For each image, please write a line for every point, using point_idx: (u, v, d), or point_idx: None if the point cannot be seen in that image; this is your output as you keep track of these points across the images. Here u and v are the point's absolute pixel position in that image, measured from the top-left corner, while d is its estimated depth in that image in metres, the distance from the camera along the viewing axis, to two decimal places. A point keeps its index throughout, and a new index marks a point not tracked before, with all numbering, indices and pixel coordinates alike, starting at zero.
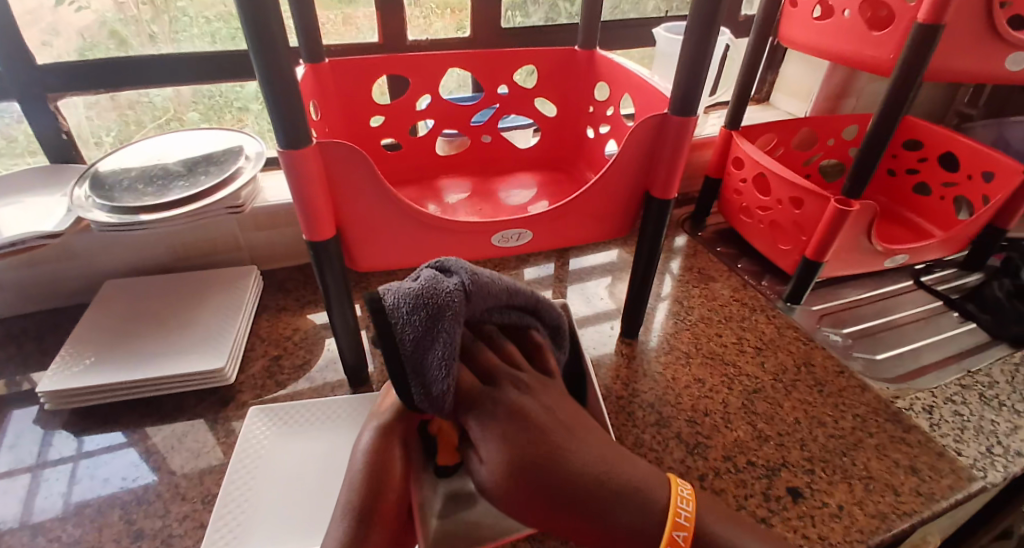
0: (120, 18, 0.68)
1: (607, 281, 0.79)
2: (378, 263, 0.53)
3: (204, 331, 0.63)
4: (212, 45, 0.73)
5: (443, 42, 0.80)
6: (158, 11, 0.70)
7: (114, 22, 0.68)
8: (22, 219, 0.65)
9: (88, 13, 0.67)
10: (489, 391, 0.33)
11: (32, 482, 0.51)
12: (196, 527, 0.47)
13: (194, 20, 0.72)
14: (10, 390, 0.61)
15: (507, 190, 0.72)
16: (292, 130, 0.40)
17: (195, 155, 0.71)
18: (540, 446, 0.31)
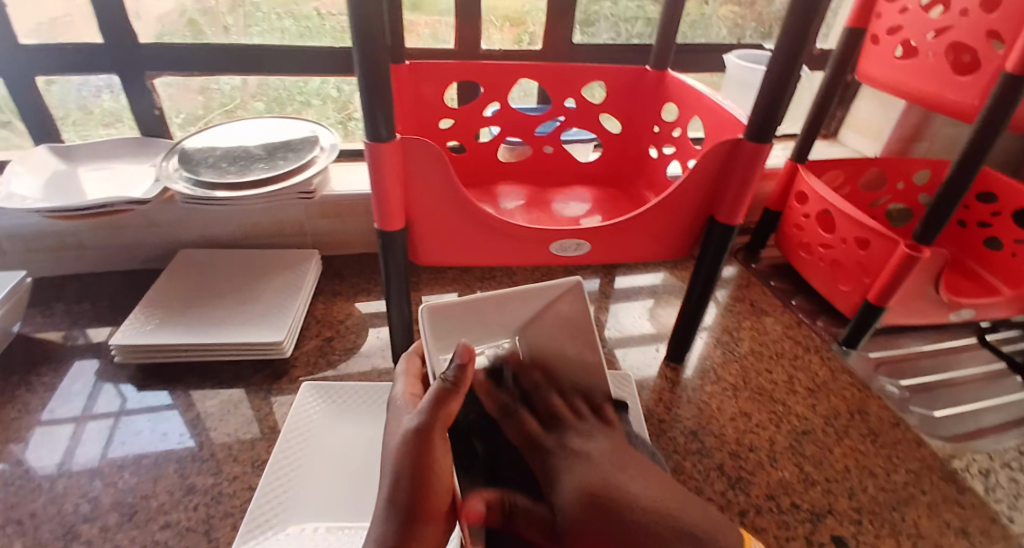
0: (199, 8, 0.73)
1: (650, 303, 0.79)
2: (439, 260, 0.55)
3: (266, 307, 0.66)
4: (281, 41, 0.77)
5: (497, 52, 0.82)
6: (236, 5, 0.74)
7: (193, 13, 0.73)
8: (107, 185, 0.70)
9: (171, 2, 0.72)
10: (551, 436, 0.37)
11: (95, 428, 0.54)
12: (245, 489, 0.49)
13: (267, 17, 0.76)
14: (70, 343, 0.65)
15: (563, 201, 0.73)
16: (379, 124, 0.43)
17: (274, 141, 0.74)
18: (597, 484, 0.33)
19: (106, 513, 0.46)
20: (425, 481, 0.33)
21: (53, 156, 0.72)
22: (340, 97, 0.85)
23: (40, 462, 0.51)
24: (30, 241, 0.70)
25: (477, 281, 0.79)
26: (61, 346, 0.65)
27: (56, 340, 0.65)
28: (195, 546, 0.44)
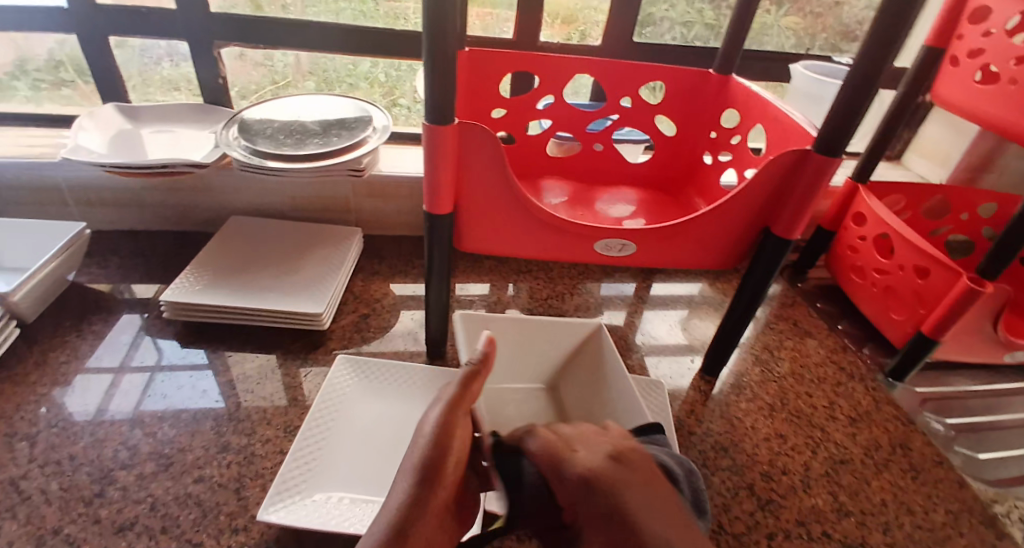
0: None
1: (685, 314, 0.77)
2: (482, 249, 0.55)
3: (308, 280, 0.68)
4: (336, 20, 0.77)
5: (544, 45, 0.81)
6: None
7: None
8: (167, 147, 0.73)
9: None
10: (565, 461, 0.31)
11: (135, 379, 0.56)
12: (276, 452, 0.50)
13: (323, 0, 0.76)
14: (118, 295, 0.67)
15: (609, 201, 0.72)
16: (440, 106, 0.43)
17: (331, 118, 0.75)
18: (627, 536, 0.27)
19: (144, 461, 0.48)
20: (447, 443, 0.33)
21: (120, 114, 0.75)
22: (389, 82, 0.85)
23: (82, 404, 0.53)
24: (94, 194, 0.73)
25: (513, 274, 0.78)
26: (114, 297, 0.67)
27: (108, 290, 0.68)
28: (225, 502, 0.45)
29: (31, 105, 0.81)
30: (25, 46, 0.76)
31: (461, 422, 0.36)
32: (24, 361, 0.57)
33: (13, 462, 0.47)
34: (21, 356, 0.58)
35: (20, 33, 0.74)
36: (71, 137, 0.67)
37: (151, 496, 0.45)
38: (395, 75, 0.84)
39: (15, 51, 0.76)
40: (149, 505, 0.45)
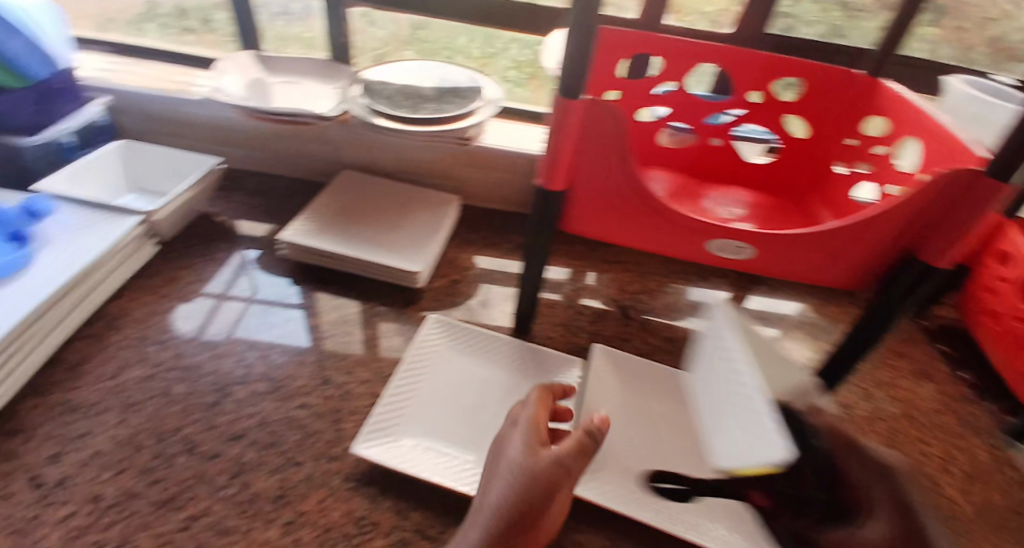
0: None
1: (778, 334, 0.71)
2: (588, 231, 0.53)
3: (408, 240, 0.70)
4: None
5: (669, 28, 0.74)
6: None
7: None
8: (293, 96, 0.77)
9: None
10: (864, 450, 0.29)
11: (233, 308, 0.60)
12: (370, 395, 0.53)
13: None
14: (238, 227, 0.72)
15: (719, 199, 0.69)
16: (575, 79, 0.40)
17: (446, 85, 0.76)
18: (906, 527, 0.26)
19: (255, 381, 0.52)
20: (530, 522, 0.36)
21: (256, 62, 0.80)
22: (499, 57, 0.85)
23: (187, 323, 0.57)
24: (228, 133, 0.80)
25: (606, 262, 0.77)
26: (232, 227, 0.73)
27: (229, 223, 0.73)
28: (323, 430, 0.49)
29: (176, 44, 0.88)
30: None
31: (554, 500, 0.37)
32: (158, 274, 0.63)
33: (144, 363, 0.53)
34: (157, 269, 0.64)
35: None
36: (214, 77, 0.73)
37: (260, 413, 0.49)
38: (489, 52, 0.85)
39: None
40: (258, 420, 0.49)
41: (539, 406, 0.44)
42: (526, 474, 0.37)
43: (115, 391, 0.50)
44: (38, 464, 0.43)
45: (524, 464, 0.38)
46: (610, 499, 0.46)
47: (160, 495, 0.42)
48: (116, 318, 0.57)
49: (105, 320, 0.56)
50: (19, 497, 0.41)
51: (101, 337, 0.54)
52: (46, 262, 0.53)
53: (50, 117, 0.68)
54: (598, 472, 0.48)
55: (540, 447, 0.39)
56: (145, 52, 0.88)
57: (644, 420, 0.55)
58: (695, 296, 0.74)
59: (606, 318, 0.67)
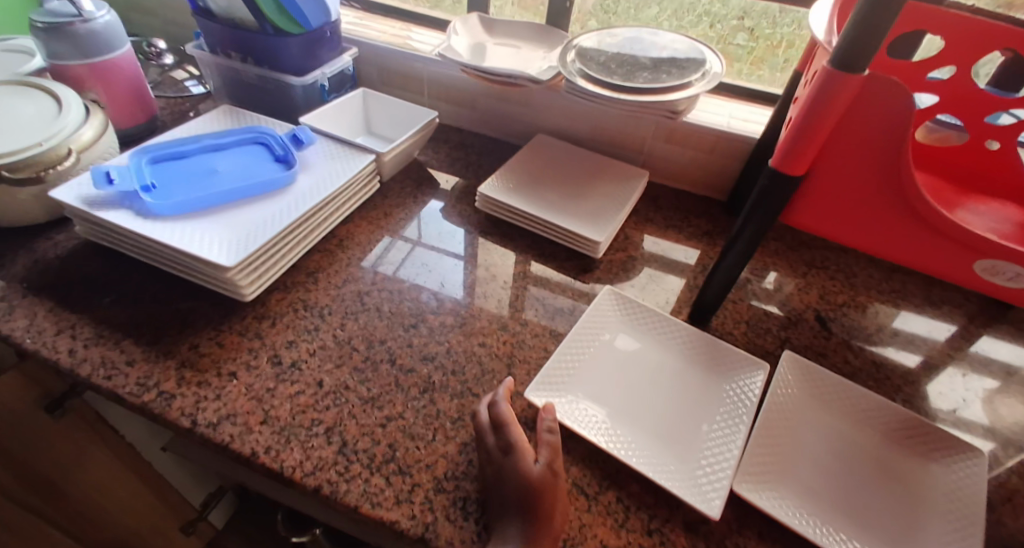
0: None
1: (1005, 387, 0.58)
2: (813, 226, 0.47)
3: (593, 209, 0.70)
4: None
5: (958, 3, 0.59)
6: None
7: None
8: (509, 57, 0.81)
9: None
10: None
11: (403, 247, 0.66)
12: (542, 349, 0.55)
13: None
14: (439, 175, 0.79)
15: (982, 214, 0.55)
16: (858, 49, 0.35)
17: (663, 53, 0.74)
18: None
19: (445, 314, 0.57)
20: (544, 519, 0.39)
21: (480, 23, 0.85)
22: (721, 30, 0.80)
23: (372, 256, 0.64)
24: (443, 88, 0.87)
25: (802, 265, 0.69)
26: (433, 174, 0.80)
27: (433, 171, 0.80)
28: (498, 371, 0.52)
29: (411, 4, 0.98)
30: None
31: (554, 500, 0.41)
32: (377, 208, 0.72)
33: (361, 280, 0.61)
34: (376, 203, 0.73)
35: None
36: (448, 38, 0.79)
37: (448, 342, 0.54)
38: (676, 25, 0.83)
39: None
40: (446, 348, 0.54)
41: (506, 427, 0.43)
42: (543, 490, 0.40)
43: (338, 299, 0.58)
44: (278, 346, 0.52)
45: (535, 483, 0.40)
46: (785, 514, 0.43)
47: (365, 394, 0.49)
48: (343, 239, 0.66)
49: (335, 239, 0.66)
50: (265, 369, 0.50)
51: (332, 253, 0.64)
52: (303, 185, 0.63)
53: (315, 61, 0.79)
54: (774, 482, 0.45)
55: (528, 463, 0.41)
56: (383, 10, 0.99)
57: (832, 445, 0.49)
58: (906, 327, 0.63)
59: (798, 325, 0.61)
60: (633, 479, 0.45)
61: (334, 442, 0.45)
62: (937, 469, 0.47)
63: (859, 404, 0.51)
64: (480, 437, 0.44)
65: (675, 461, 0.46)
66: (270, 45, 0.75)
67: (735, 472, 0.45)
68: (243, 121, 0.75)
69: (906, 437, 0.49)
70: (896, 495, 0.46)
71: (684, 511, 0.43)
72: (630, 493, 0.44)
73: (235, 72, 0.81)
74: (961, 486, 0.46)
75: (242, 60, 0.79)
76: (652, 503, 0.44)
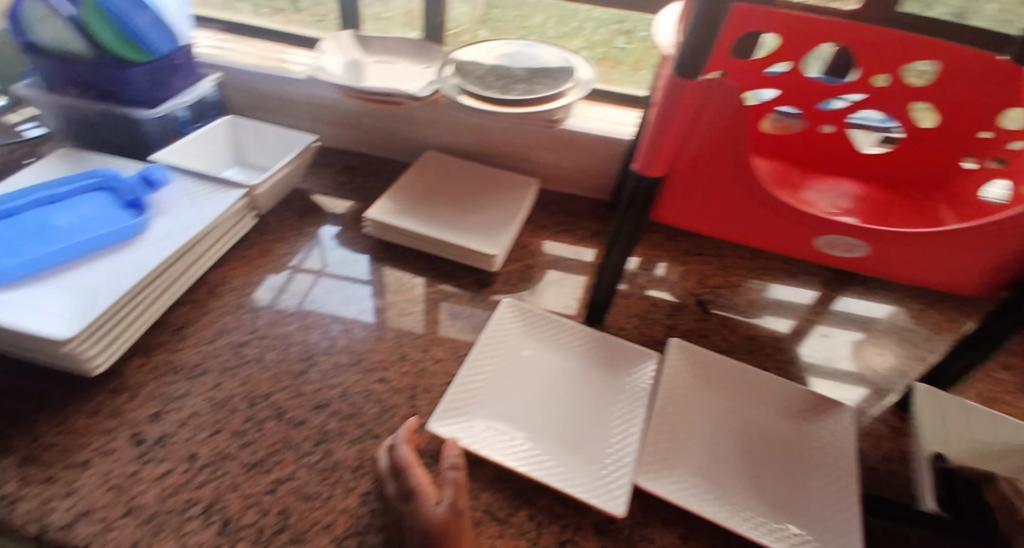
0: None
1: (860, 337, 0.65)
2: (679, 220, 0.50)
3: (483, 223, 0.70)
4: None
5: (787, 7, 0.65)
6: None
7: None
8: (385, 76, 0.78)
9: None
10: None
11: (303, 281, 0.63)
12: (444, 374, 0.54)
13: None
14: (322, 202, 0.75)
15: (822, 193, 0.61)
16: (695, 57, 0.37)
17: (535, 64, 0.75)
18: None
19: (338, 353, 0.54)
20: None
21: (353, 42, 0.82)
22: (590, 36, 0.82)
23: (263, 295, 0.60)
24: (319, 110, 0.83)
25: (683, 254, 0.73)
26: (315, 201, 0.75)
27: (316, 198, 0.76)
28: (399, 405, 0.50)
29: (278, 24, 0.92)
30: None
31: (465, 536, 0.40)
32: (255, 245, 0.67)
33: (240, 329, 0.56)
34: (253, 241, 0.67)
35: None
36: (317, 58, 0.75)
37: (342, 384, 0.52)
38: (562, 31, 0.84)
39: None
40: (341, 391, 0.51)
41: (408, 471, 0.42)
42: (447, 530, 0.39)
43: (211, 355, 0.53)
44: (140, 421, 0.47)
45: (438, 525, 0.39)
46: (686, 499, 0.45)
47: (248, 459, 0.45)
48: (216, 286, 0.61)
49: (205, 287, 0.61)
50: (125, 452, 0.44)
51: (204, 303, 0.59)
52: (161, 232, 0.57)
53: (168, 90, 0.73)
54: (674, 468, 0.47)
55: (429, 505, 0.40)
56: (248, 30, 0.92)
57: (722, 422, 0.52)
58: (776, 299, 0.69)
59: (682, 311, 0.65)
60: (542, 493, 0.45)
61: (215, 521, 0.41)
62: (813, 430, 0.52)
63: (742, 380, 0.55)
64: (379, 485, 0.42)
65: (581, 465, 0.47)
66: (110, 78, 0.67)
67: (638, 465, 0.46)
68: (86, 165, 0.67)
69: (785, 404, 0.54)
70: (779, 459, 0.50)
71: (593, 514, 0.44)
72: (541, 508, 0.44)
73: (74, 110, 0.72)
74: (833, 444, 0.50)
75: (79, 97, 0.70)
76: (562, 513, 0.44)
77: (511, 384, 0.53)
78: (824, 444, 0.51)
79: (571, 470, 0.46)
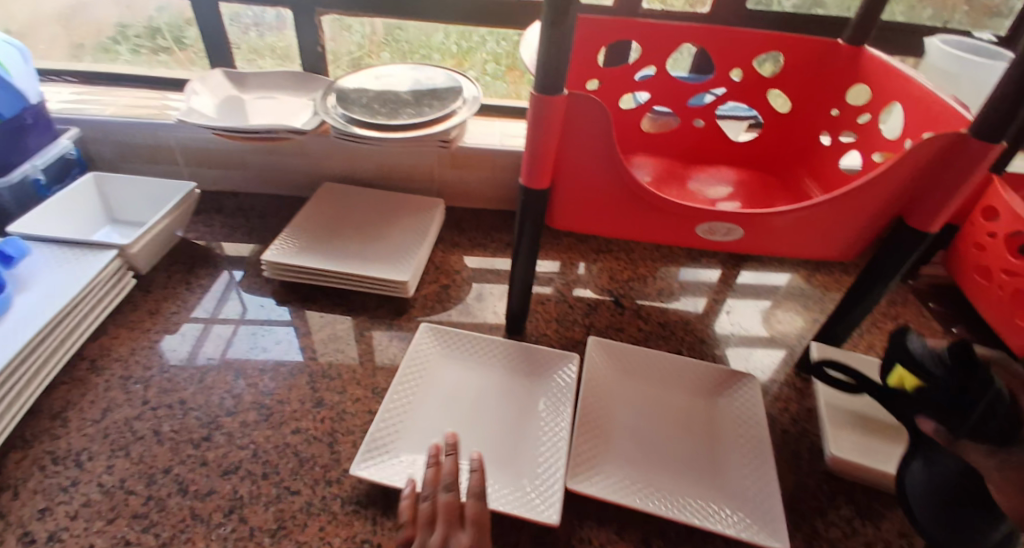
0: None
1: (760, 308, 0.70)
2: (572, 225, 0.52)
3: (391, 249, 0.69)
4: None
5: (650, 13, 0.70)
6: None
7: None
8: (268, 112, 0.75)
9: None
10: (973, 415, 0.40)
11: (222, 331, 0.59)
12: (365, 412, 0.52)
13: None
14: (217, 251, 0.71)
15: (703, 182, 0.66)
16: (551, 74, 0.39)
17: (422, 87, 0.75)
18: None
19: (245, 410, 0.51)
20: None
21: (227, 80, 0.78)
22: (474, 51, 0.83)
23: (176, 353, 0.56)
24: (202, 154, 0.78)
25: (592, 253, 0.76)
26: (208, 251, 0.71)
27: (209, 246, 0.71)
28: (319, 454, 0.48)
29: (148, 67, 0.86)
30: (129, 11, 0.81)
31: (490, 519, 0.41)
32: (140, 307, 0.62)
33: (130, 403, 0.51)
34: (138, 303, 0.62)
35: None
36: (187, 100, 0.71)
37: (252, 443, 0.48)
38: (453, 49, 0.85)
39: (117, 14, 0.81)
40: (251, 451, 0.48)
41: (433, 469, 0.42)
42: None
43: (98, 437, 0.48)
44: (22, 524, 0.42)
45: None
46: (616, 495, 0.46)
47: (153, 544, 0.41)
48: (97, 359, 0.55)
49: (84, 363, 0.55)
50: None
51: (85, 380, 0.53)
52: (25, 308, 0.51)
53: (19, 152, 0.65)
54: (604, 466, 0.48)
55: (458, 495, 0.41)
56: (113, 78, 0.85)
57: (645, 412, 0.54)
58: (684, 283, 0.72)
59: (598, 309, 0.67)
60: None
61: None
62: (727, 403, 0.55)
63: (661, 367, 0.57)
64: None
65: (513, 481, 0.46)
66: None
67: (568, 469, 0.47)
68: None
69: (700, 383, 0.56)
70: (701, 438, 0.52)
71: (530, 528, 0.44)
72: None
73: None
74: (746, 414, 0.54)
75: None
76: (499, 533, 0.44)
77: (438, 410, 0.52)
78: (739, 415, 0.54)
79: (504, 487, 0.46)
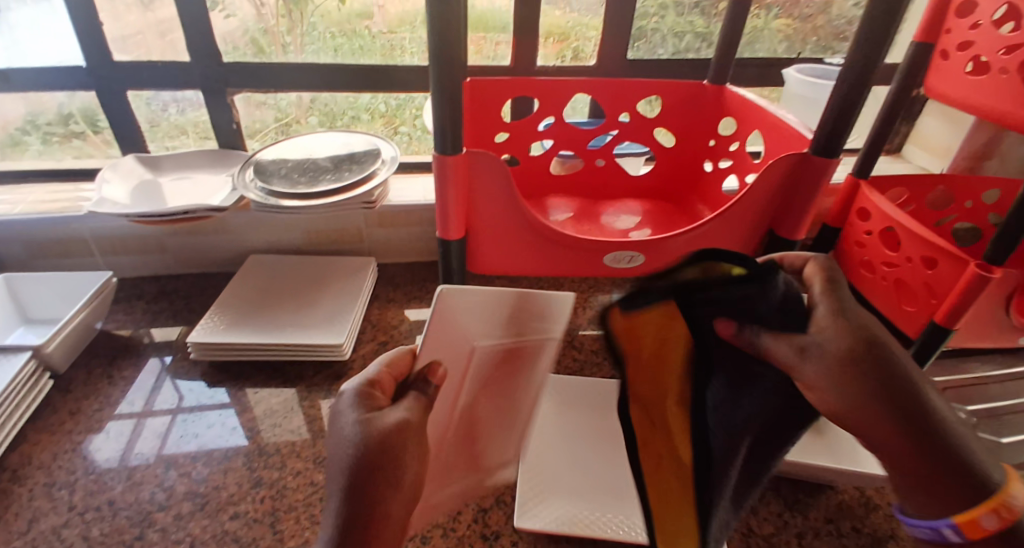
0: (259, 27, 0.76)
1: None
2: (493, 268, 0.55)
3: (323, 314, 0.69)
4: (337, 58, 0.79)
5: (543, 69, 0.77)
6: (293, 24, 0.77)
7: (254, 31, 0.77)
8: (187, 192, 0.75)
9: (234, 22, 0.75)
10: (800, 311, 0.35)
11: (157, 425, 0.57)
12: (307, 484, 0.51)
13: (322, 35, 0.78)
14: (140, 340, 0.69)
15: (613, 214, 0.71)
16: (449, 139, 0.44)
17: (341, 152, 0.78)
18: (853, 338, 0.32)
19: (180, 502, 0.49)
20: None
21: (140, 165, 0.77)
22: (389, 112, 0.87)
23: (103, 454, 0.54)
24: (119, 241, 0.76)
25: None
26: (127, 340, 0.69)
27: (134, 334, 0.69)
28: (261, 536, 0.47)
29: (55, 160, 0.84)
30: (36, 102, 0.78)
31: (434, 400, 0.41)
32: (59, 409, 0.58)
33: (56, 510, 0.48)
34: (56, 404, 0.59)
35: (31, 91, 0.77)
36: (97, 190, 0.70)
37: (189, 535, 0.47)
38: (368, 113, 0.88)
39: (28, 106, 0.79)
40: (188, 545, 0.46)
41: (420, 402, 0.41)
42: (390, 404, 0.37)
43: None
44: None
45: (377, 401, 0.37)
46: (565, 523, 0.48)
47: None
48: (18, 469, 0.52)
49: (3, 475, 0.51)
50: None
51: (4, 493, 0.50)
52: None
53: None
54: (551, 498, 0.50)
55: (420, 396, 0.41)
56: (20, 175, 0.83)
57: (583, 437, 0.56)
58: None
59: None
60: None
61: None
62: None
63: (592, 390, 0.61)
64: None
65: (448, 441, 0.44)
66: None
67: (519, 507, 0.49)
68: None
69: None
70: None
71: None
72: None
73: None
74: None
75: None
76: None
77: None
78: None
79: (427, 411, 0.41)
